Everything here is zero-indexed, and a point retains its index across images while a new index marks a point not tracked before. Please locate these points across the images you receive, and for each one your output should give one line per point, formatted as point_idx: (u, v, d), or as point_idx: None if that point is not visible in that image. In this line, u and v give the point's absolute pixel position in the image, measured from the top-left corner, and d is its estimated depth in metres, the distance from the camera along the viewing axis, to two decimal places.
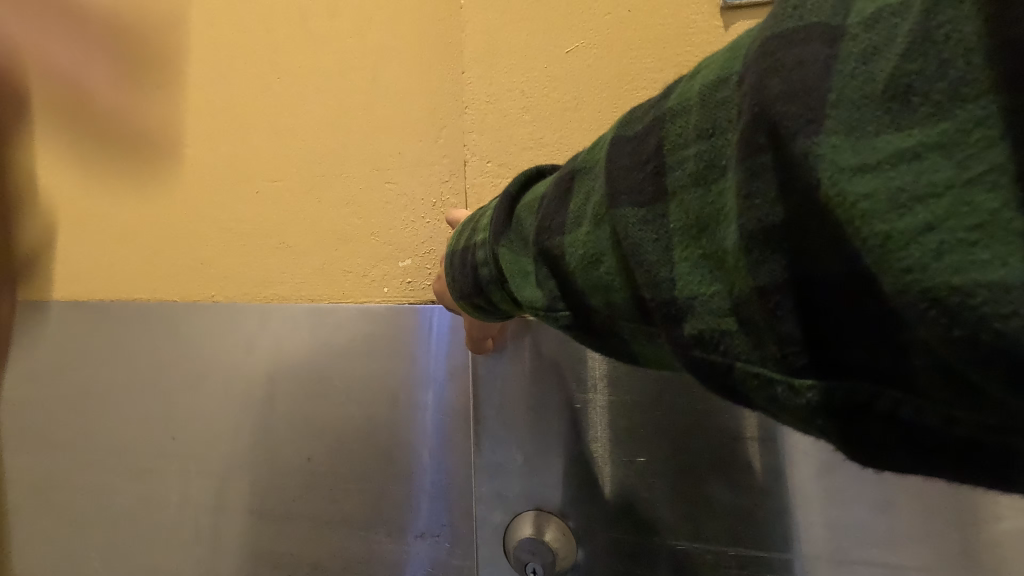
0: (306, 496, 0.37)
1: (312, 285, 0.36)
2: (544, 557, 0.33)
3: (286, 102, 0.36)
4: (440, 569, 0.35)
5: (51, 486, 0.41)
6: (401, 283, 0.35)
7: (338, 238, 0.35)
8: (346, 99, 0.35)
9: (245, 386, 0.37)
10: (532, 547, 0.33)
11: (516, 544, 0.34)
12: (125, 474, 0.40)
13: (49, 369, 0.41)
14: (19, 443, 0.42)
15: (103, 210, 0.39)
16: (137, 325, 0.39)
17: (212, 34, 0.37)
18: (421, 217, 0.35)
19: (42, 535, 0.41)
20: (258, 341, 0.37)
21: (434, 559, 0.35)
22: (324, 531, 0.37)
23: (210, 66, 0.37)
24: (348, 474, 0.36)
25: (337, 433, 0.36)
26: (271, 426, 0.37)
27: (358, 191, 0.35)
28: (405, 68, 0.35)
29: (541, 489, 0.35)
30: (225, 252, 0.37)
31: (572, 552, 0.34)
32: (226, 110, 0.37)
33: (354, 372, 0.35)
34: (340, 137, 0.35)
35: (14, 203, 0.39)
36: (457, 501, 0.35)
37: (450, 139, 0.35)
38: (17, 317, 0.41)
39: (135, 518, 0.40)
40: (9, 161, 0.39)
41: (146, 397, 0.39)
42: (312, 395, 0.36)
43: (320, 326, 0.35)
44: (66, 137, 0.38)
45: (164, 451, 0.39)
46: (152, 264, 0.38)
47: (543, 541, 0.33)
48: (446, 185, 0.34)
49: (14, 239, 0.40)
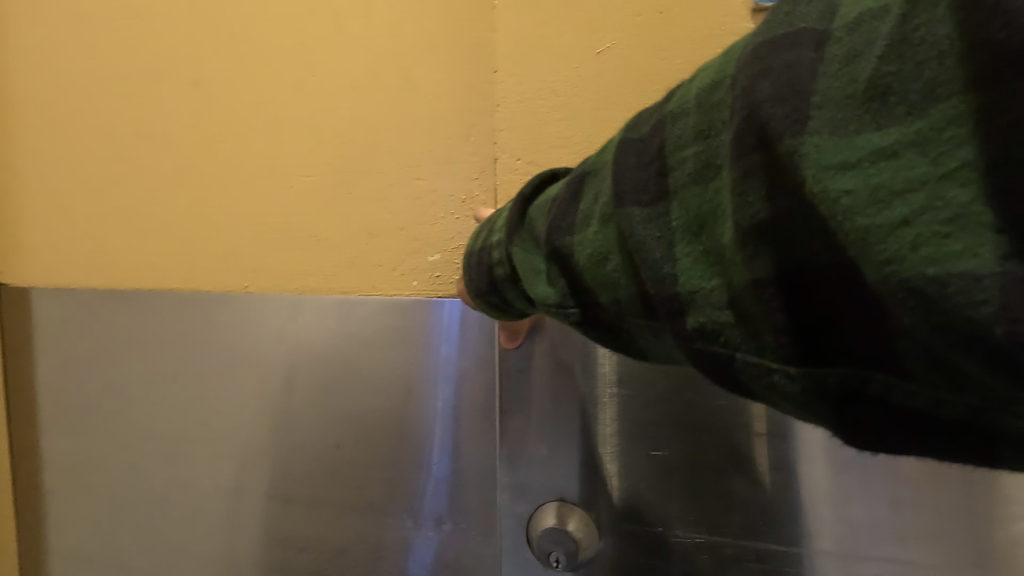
0: (334, 481, 0.40)
1: (347, 278, 0.38)
2: (566, 546, 0.35)
3: (322, 104, 0.38)
4: (461, 554, 0.38)
5: (107, 462, 0.46)
6: (430, 277, 0.37)
7: (370, 232, 0.38)
8: (378, 100, 0.37)
9: (280, 372, 0.40)
10: (555, 536, 0.35)
11: (539, 534, 0.35)
12: (170, 452, 0.44)
13: (98, 353, 0.45)
14: (77, 421, 0.46)
15: (153, 205, 0.42)
16: (176, 314, 0.42)
17: (255, 40, 0.39)
18: (450, 214, 0.37)
19: (101, 505, 0.46)
20: (301, 332, 0.39)
21: (455, 544, 0.38)
22: (352, 514, 0.40)
23: (252, 71, 0.39)
24: (373, 463, 0.39)
25: (364, 422, 0.39)
26: (304, 411, 0.40)
27: (390, 188, 0.37)
28: (438, 69, 0.36)
29: (561, 482, 0.36)
30: (265, 245, 0.40)
31: (594, 542, 0.35)
32: (267, 111, 0.39)
33: (382, 364, 0.38)
34: (373, 136, 0.37)
35: (81, 200, 0.43)
36: (480, 490, 0.37)
37: (480, 138, 0.36)
38: (77, 306, 0.45)
39: (183, 493, 0.44)
40: (83, 164, 0.43)
41: (188, 382, 0.43)
42: (342, 384, 0.39)
43: (351, 317, 0.38)
44: (131, 145, 0.42)
45: (206, 433, 0.43)
46: (195, 255, 0.41)
47: (566, 531, 0.35)
48: (475, 183, 0.36)
49: (77, 232, 0.44)
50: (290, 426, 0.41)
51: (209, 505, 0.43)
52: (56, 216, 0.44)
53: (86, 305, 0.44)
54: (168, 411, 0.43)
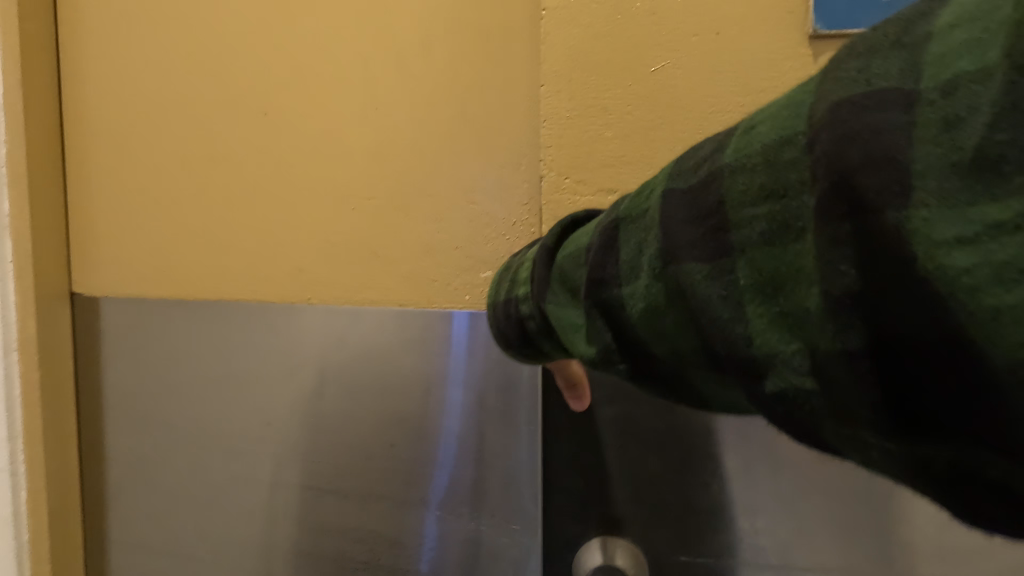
0: (386, 478, 0.41)
1: (403, 291, 0.41)
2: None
3: (382, 129, 0.41)
4: (507, 550, 0.39)
5: (163, 461, 0.48)
6: (482, 291, 0.40)
7: (426, 249, 0.40)
8: (437, 129, 0.40)
9: (334, 378, 0.42)
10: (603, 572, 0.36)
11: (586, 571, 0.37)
12: (223, 453, 0.46)
13: (160, 358, 0.47)
14: (135, 421, 0.48)
15: (217, 220, 0.44)
16: (234, 322, 0.44)
17: (321, 70, 0.41)
18: (502, 234, 0.39)
19: (155, 501, 0.48)
20: (355, 340, 0.41)
21: (500, 541, 0.39)
22: (401, 513, 0.41)
23: (318, 98, 0.41)
24: (425, 462, 0.40)
25: (417, 425, 0.40)
26: (356, 416, 0.42)
27: (446, 209, 0.40)
28: (494, 101, 0.39)
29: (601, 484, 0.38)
30: (325, 260, 0.42)
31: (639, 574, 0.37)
32: (330, 135, 0.41)
33: (436, 370, 0.40)
34: (430, 160, 0.40)
35: (149, 213, 0.46)
36: (527, 486, 0.38)
37: (530, 166, 0.39)
38: (142, 313, 0.47)
39: (233, 492, 0.46)
40: (152, 179, 0.46)
41: (242, 388, 0.44)
42: (394, 389, 0.41)
43: (407, 326, 0.40)
44: (198, 162, 0.44)
45: (259, 434, 0.44)
46: (257, 268, 0.44)
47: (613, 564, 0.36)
48: (525, 207, 0.39)
49: (145, 243, 0.46)
50: (342, 421, 0.42)
51: (264, 499, 0.45)
52: (132, 229, 0.46)
53: (151, 310, 0.46)
54: (226, 410, 0.45)
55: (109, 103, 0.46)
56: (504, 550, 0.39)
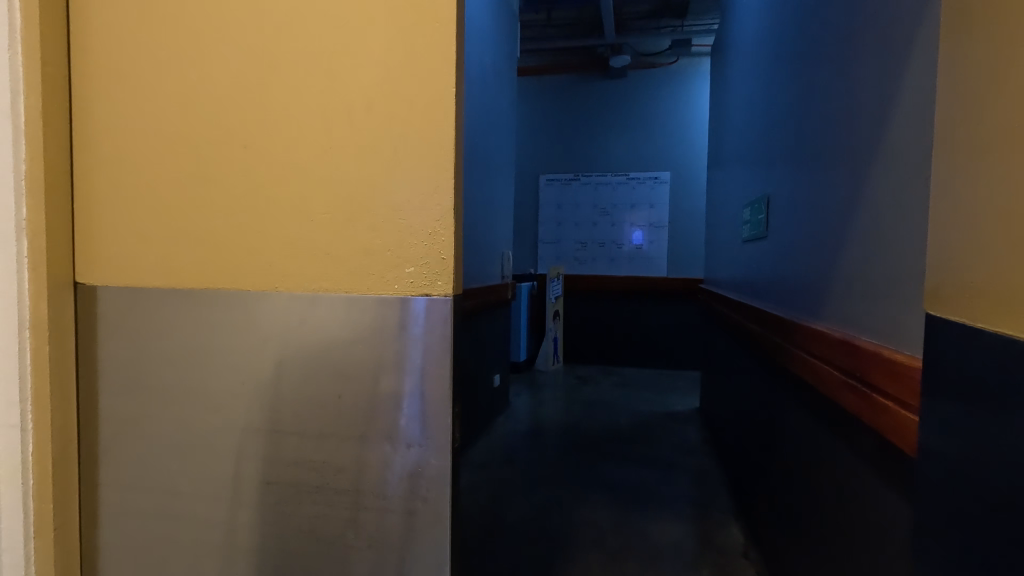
0: (335, 421, 0.71)
1: (352, 286, 0.71)
2: None
3: (341, 173, 0.71)
4: (420, 462, 0.70)
5: (151, 414, 0.78)
6: (407, 282, 0.69)
7: (371, 254, 0.70)
8: (376, 177, 0.69)
9: (288, 348, 0.72)
10: None
11: None
12: (206, 410, 0.76)
13: (158, 347, 0.77)
14: (138, 386, 0.78)
15: (209, 233, 0.75)
16: (212, 316, 0.75)
17: (301, 126, 0.72)
18: (420, 244, 0.68)
19: (150, 439, 0.79)
20: (320, 322, 0.72)
21: (417, 457, 0.70)
22: (343, 444, 0.71)
23: (307, 142, 0.72)
24: (359, 403, 0.71)
25: (353, 376, 0.71)
26: (304, 371, 0.72)
27: (383, 227, 0.70)
28: (413, 153, 0.68)
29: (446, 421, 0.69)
30: (322, 250, 0.72)
31: None
32: (309, 172, 0.72)
33: (355, 343, 0.70)
34: (364, 196, 0.70)
35: (132, 235, 0.78)
36: (433, 420, 0.69)
37: (442, 197, 0.67)
38: (145, 318, 0.78)
39: (208, 440, 0.76)
40: (139, 220, 0.78)
41: (219, 356, 0.75)
42: (329, 357, 0.71)
43: (352, 310, 0.70)
44: (183, 198, 0.76)
45: (229, 391, 0.75)
46: (268, 261, 0.74)
47: None
48: (438, 224, 0.68)
49: (141, 247, 0.78)
50: (304, 386, 0.72)
51: (239, 443, 0.75)
52: (144, 244, 0.78)
53: (152, 314, 0.77)
54: (223, 372, 0.75)
55: (138, 175, 0.78)
56: (425, 471, 0.70)
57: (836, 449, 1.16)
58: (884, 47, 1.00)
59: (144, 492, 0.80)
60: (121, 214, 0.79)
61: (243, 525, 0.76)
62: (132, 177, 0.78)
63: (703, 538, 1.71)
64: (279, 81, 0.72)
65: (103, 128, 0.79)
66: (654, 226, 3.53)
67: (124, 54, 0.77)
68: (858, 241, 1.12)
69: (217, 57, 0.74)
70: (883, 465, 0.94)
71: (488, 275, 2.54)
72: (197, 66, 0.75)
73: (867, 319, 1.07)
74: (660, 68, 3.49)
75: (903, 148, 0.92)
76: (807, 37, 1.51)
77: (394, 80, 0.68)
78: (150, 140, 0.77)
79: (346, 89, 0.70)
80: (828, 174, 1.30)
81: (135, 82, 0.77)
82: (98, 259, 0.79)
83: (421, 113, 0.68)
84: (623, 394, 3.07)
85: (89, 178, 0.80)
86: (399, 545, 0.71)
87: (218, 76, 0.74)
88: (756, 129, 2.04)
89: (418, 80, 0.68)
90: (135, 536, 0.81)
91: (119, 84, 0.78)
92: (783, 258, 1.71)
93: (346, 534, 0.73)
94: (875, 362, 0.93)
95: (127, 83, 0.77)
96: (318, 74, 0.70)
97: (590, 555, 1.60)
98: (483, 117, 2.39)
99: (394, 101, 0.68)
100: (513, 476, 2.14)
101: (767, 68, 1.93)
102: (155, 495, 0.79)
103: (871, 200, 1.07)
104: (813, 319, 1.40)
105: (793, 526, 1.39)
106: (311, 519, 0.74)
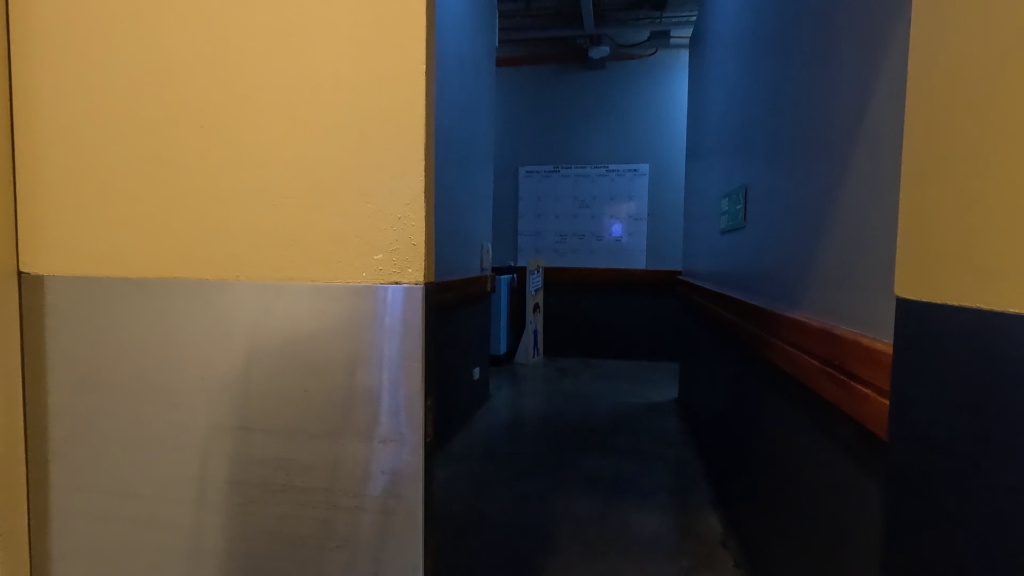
0: (303, 416, 0.65)
1: (316, 272, 0.64)
2: None
3: (302, 148, 0.64)
4: (397, 459, 0.63)
5: (102, 415, 0.71)
6: (375, 270, 0.63)
7: (334, 238, 0.63)
8: (343, 153, 0.63)
9: (249, 337, 0.66)
10: None
11: None
12: (164, 407, 0.69)
13: (109, 340, 0.70)
14: (88, 385, 0.71)
15: (161, 212, 0.68)
16: (167, 304, 0.68)
17: (254, 97, 0.64)
18: (389, 227, 0.62)
19: (101, 441, 0.71)
20: (283, 310, 0.65)
21: (393, 454, 0.63)
22: (313, 442, 0.65)
23: (262, 114, 0.64)
24: (329, 399, 0.64)
25: (320, 368, 0.64)
26: (267, 364, 0.65)
27: (348, 209, 0.63)
28: (382, 127, 0.62)
29: (418, 414, 0.62)
30: (281, 233, 0.65)
31: None
32: (262, 147, 0.65)
33: (322, 332, 0.63)
34: (325, 174, 0.63)
35: (75, 217, 0.71)
36: (411, 416, 0.62)
37: (412, 175, 0.61)
38: (94, 308, 0.70)
39: (167, 437, 0.69)
40: (85, 200, 0.70)
41: (175, 349, 0.68)
42: (294, 348, 0.64)
43: (319, 296, 0.63)
44: (133, 176, 0.69)
45: (188, 388, 0.68)
46: (221, 244, 0.67)
47: None
48: (408, 205, 0.61)
49: (86, 231, 0.70)
50: (268, 379, 0.66)
51: (202, 441, 0.68)
52: (91, 228, 0.70)
53: (100, 304, 0.70)
54: (182, 364, 0.68)
55: (84, 149, 0.70)
56: (403, 468, 0.63)
57: (813, 438, 1.12)
58: (863, 31, 0.97)
59: (101, 496, 0.72)
60: (70, 195, 0.71)
61: (208, 530, 0.69)
62: (82, 153, 0.70)
63: (682, 529, 1.68)
64: (234, 50, 0.64)
65: (46, 97, 0.70)
66: (632, 218, 3.49)
67: (67, 16, 0.69)
68: (838, 229, 1.08)
69: (169, 22, 0.66)
70: (859, 455, 0.91)
71: (466, 266, 2.47)
72: (143, 30, 0.67)
73: (845, 310, 1.03)
74: (639, 58, 3.44)
75: (884, 132, 0.88)
76: (785, 22, 1.47)
77: (362, 49, 0.61)
78: (101, 112, 0.69)
79: (307, 58, 0.63)
80: (808, 161, 1.26)
81: (80, 50, 0.69)
82: (44, 246, 0.71)
83: (391, 87, 0.61)
84: (602, 386, 3.03)
85: (31, 156, 0.71)
86: (372, 546, 0.65)
87: (172, 45, 0.66)
88: (734, 117, 2.01)
89: (385, 45, 0.61)
90: (89, 545, 0.73)
91: (65, 49, 0.69)
92: (761, 248, 1.67)
93: (318, 536, 0.66)
94: (852, 351, 0.90)
95: (73, 48, 0.69)
96: (279, 42, 0.63)
97: (570, 547, 1.55)
98: (461, 104, 2.32)
99: (363, 73, 0.61)
100: (491, 470, 2.08)
101: (744, 54, 1.90)
102: (113, 497, 0.71)
103: (850, 186, 1.03)
104: (791, 309, 1.36)
105: (771, 517, 1.36)
106: (279, 521, 0.67)
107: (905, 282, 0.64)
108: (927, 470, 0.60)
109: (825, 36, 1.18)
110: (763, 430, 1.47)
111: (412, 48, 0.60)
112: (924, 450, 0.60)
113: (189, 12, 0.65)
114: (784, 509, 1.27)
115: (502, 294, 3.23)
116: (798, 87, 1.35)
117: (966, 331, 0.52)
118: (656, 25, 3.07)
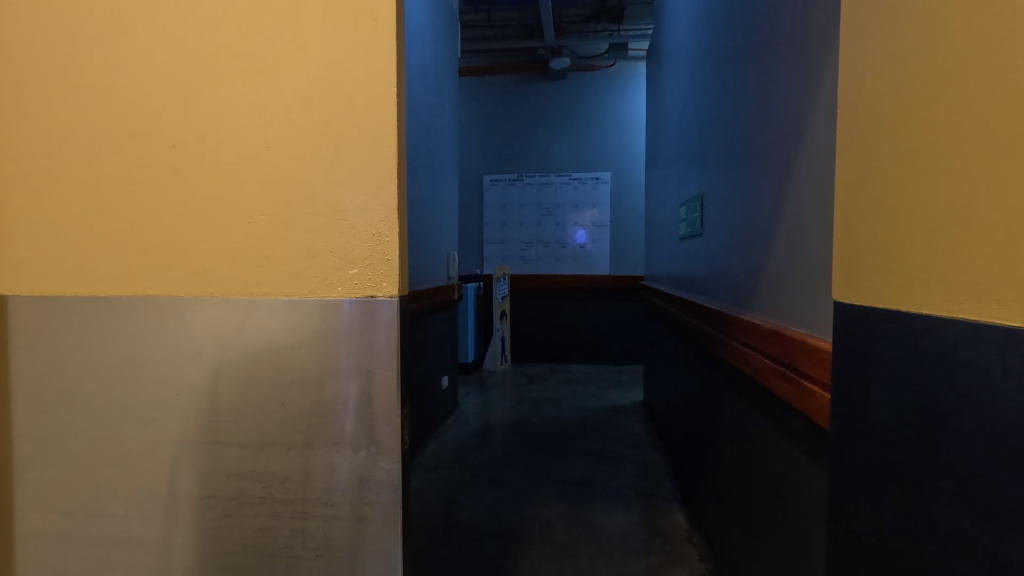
0: (280, 425, 0.70)
1: (291, 288, 0.69)
2: None
3: (273, 170, 0.69)
4: (373, 466, 0.69)
5: (71, 431, 0.74)
6: (352, 285, 0.68)
7: (308, 254, 0.68)
8: (314, 175, 0.68)
9: (223, 353, 0.70)
10: None
11: None
12: (134, 423, 0.72)
13: (76, 361, 0.73)
14: (59, 404, 0.74)
15: (131, 231, 0.72)
16: (137, 322, 0.72)
17: (233, 120, 0.69)
18: (364, 244, 0.67)
19: (69, 456, 0.74)
20: (259, 325, 0.69)
21: (369, 462, 0.69)
22: (290, 453, 0.70)
23: (240, 137, 0.69)
24: (304, 409, 0.69)
25: (293, 380, 0.69)
26: (245, 374, 0.70)
27: (322, 227, 0.68)
28: (353, 151, 0.67)
29: (395, 426, 0.68)
30: (255, 251, 0.70)
31: None
32: (239, 169, 0.69)
33: (296, 344, 0.69)
34: (299, 192, 0.68)
35: (46, 237, 0.74)
36: (389, 425, 0.68)
37: (385, 194, 0.67)
38: (64, 329, 0.73)
39: (138, 452, 0.73)
40: (55, 221, 0.74)
41: (145, 364, 0.72)
42: (268, 360, 0.69)
43: (292, 312, 0.69)
44: (103, 199, 0.73)
45: (160, 402, 0.72)
46: (198, 261, 0.71)
47: None
48: (381, 222, 0.67)
49: (55, 251, 0.74)
50: (242, 391, 0.70)
51: (172, 456, 0.72)
52: (57, 247, 0.74)
53: (69, 324, 0.73)
54: (156, 381, 0.72)
55: (53, 171, 0.73)
56: (377, 476, 0.69)
57: (769, 433, 1.21)
58: (805, 55, 1.07)
59: (68, 513, 0.75)
60: (38, 213, 0.74)
61: (179, 545, 0.72)
62: (47, 177, 0.74)
63: (650, 527, 1.76)
64: (209, 76, 0.69)
65: (13, 124, 0.74)
66: (596, 225, 3.58)
67: (37, 44, 0.73)
68: (786, 235, 1.18)
69: (143, 49, 0.70)
70: (808, 445, 1.00)
71: (432, 274, 2.52)
72: (115, 59, 0.71)
73: (793, 311, 1.13)
74: (598, 69, 3.53)
75: (824, 149, 0.98)
76: (733, 41, 1.58)
77: (334, 73, 0.67)
78: (66, 140, 0.73)
79: (283, 83, 0.68)
80: (758, 172, 1.37)
81: (50, 78, 0.73)
82: (7, 266, 0.74)
83: (363, 111, 0.67)
84: (571, 392, 3.12)
85: None
86: (349, 551, 0.70)
87: (147, 70, 0.71)
88: (689, 127, 2.12)
89: (356, 73, 0.66)
90: (59, 562, 0.75)
91: (30, 77, 0.73)
92: (717, 253, 1.77)
93: (294, 546, 0.71)
94: (799, 350, 1.00)
95: (42, 78, 0.73)
96: (254, 69, 0.68)
97: (542, 549, 1.61)
98: (423, 115, 2.36)
99: (336, 99, 0.67)
100: (461, 475, 2.13)
101: (697, 69, 2.01)
102: (80, 514, 0.74)
103: (795, 197, 1.13)
104: (744, 312, 1.46)
105: (733, 512, 1.44)
106: (255, 533, 0.71)
107: (842, 288, 0.74)
108: (864, 460, 0.69)
109: (771, 56, 1.27)
110: (723, 430, 1.56)
111: (383, 74, 0.66)
112: (863, 442, 0.69)
113: (164, 40, 0.70)
114: (744, 503, 1.37)
115: (468, 302, 3.28)
116: (748, 102, 1.45)
117: (889, 330, 0.63)
118: (614, 38, 3.17)
